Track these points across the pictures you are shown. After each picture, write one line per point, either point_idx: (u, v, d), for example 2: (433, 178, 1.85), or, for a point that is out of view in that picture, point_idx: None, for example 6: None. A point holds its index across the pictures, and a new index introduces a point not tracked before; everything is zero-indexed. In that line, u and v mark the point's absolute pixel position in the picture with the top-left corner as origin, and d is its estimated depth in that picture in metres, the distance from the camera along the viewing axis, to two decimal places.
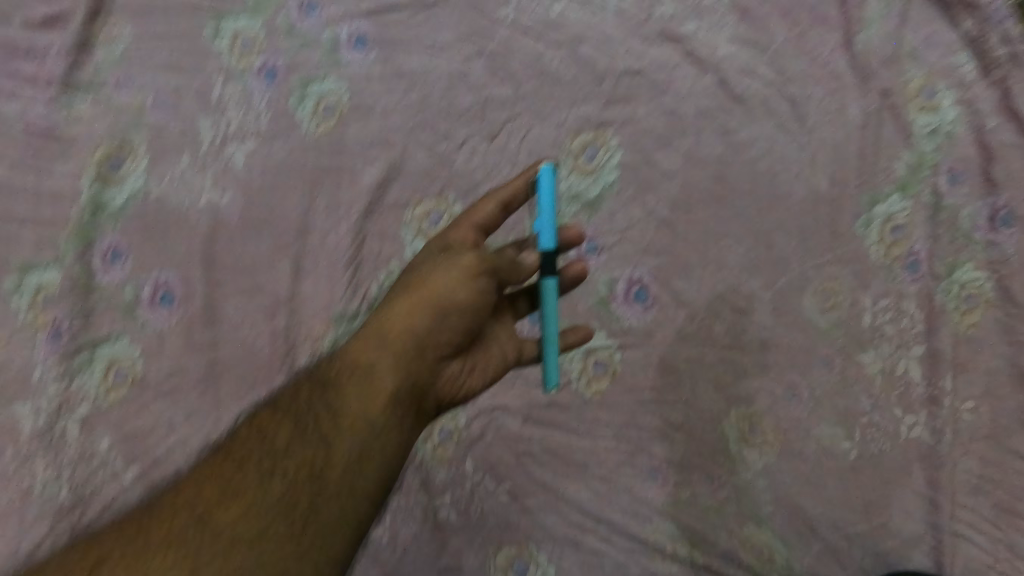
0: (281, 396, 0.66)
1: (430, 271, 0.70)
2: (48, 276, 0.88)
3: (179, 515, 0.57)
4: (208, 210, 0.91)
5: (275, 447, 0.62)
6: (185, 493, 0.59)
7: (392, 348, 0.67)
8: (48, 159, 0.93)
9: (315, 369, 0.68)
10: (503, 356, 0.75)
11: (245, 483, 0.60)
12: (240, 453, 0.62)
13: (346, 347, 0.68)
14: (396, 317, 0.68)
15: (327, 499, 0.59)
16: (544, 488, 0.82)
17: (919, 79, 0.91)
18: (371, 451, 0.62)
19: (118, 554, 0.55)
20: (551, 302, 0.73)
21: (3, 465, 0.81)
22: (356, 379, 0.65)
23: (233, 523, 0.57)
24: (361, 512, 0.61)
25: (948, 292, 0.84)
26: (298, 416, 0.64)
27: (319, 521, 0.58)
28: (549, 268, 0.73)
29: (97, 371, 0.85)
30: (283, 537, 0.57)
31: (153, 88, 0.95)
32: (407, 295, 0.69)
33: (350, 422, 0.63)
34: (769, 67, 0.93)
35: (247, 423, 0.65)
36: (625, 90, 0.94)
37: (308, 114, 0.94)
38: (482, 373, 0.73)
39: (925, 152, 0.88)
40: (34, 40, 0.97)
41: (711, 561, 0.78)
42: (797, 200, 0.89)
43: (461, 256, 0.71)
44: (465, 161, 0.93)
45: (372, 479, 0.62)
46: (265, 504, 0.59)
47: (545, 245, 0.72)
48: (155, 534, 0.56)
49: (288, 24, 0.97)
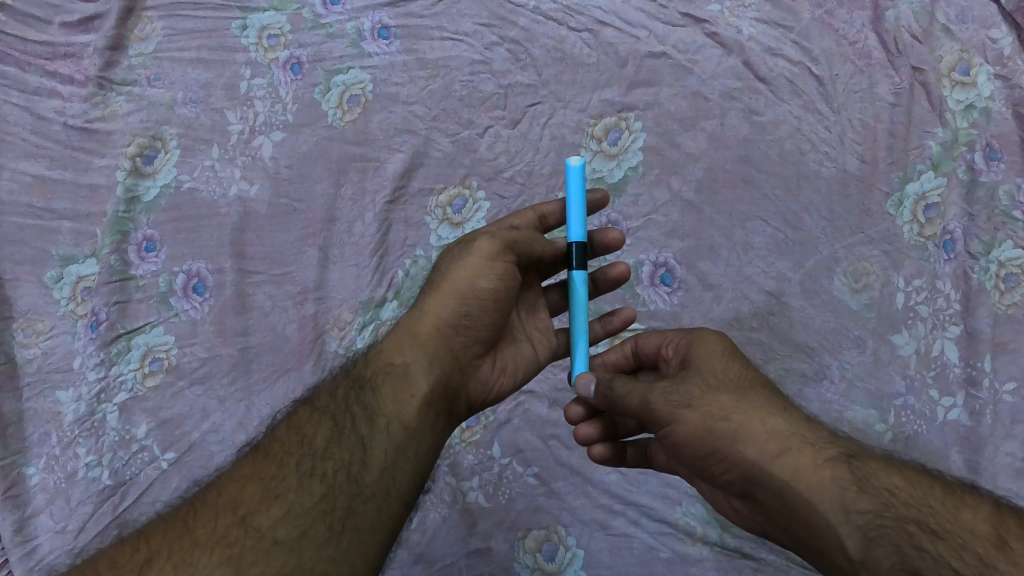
0: (318, 396, 0.67)
1: (450, 264, 0.72)
2: (88, 268, 0.91)
3: (222, 515, 0.56)
4: (238, 200, 0.93)
5: (314, 447, 0.62)
6: (228, 493, 0.58)
7: (423, 346, 0.70)
8: (86, 154, 0.96)
9: (352, 371, 0.69)
10: (532, 353, 0.77)
11: (284, 485, 0.58)
12: (280, 452, 0.61)
13: (380, 349, 0.70)
14: (427, 315, 0.71)
15: (365, 502, 0.59)
16: (571, 471, 0.83)
17: (953, 54, 0.89)
18: (406, 453, 0.64)
19: (166, 552, 0.53)
20: (580, 297, 0.72)
21: (48, 449, 0.84)
22: (390, 379, 0.67)
23: (274, 524, 0.56)
24: (397, 513, 0.61)
25: (986, 271, 0.82)
26: (336, 416, 0.64)
27: (359, 522, 0.58)
28: (576, 261, 0.72)
29: (134, 359, 0.87)
30: (323, 539, 0.56)
31: (184, 83, 0.98)
32: (433, 292, 0.72)
33: (386, 424, 0.64)
34: (794, 46, 0.92)
35: (284, 422, 0.65)
36: (648, 73, 0.93)
37: (334, 105, 0.96)
38: (510, 373, 0.76)
39: (960, 128, 0.87)
40: (72, 39, 1.00)
41: (743, 545, 0.77)
42: (826, 180, 0.88)
43: (474, 242, 0.72)
44: (488, 147, 0.93)
45: (407, 481, 0.63)
46: (306, 505, 0.57)
47: (574, 237, 0.72)
48: (197, 535, 0.54)
49: (313, 17, 0.99)
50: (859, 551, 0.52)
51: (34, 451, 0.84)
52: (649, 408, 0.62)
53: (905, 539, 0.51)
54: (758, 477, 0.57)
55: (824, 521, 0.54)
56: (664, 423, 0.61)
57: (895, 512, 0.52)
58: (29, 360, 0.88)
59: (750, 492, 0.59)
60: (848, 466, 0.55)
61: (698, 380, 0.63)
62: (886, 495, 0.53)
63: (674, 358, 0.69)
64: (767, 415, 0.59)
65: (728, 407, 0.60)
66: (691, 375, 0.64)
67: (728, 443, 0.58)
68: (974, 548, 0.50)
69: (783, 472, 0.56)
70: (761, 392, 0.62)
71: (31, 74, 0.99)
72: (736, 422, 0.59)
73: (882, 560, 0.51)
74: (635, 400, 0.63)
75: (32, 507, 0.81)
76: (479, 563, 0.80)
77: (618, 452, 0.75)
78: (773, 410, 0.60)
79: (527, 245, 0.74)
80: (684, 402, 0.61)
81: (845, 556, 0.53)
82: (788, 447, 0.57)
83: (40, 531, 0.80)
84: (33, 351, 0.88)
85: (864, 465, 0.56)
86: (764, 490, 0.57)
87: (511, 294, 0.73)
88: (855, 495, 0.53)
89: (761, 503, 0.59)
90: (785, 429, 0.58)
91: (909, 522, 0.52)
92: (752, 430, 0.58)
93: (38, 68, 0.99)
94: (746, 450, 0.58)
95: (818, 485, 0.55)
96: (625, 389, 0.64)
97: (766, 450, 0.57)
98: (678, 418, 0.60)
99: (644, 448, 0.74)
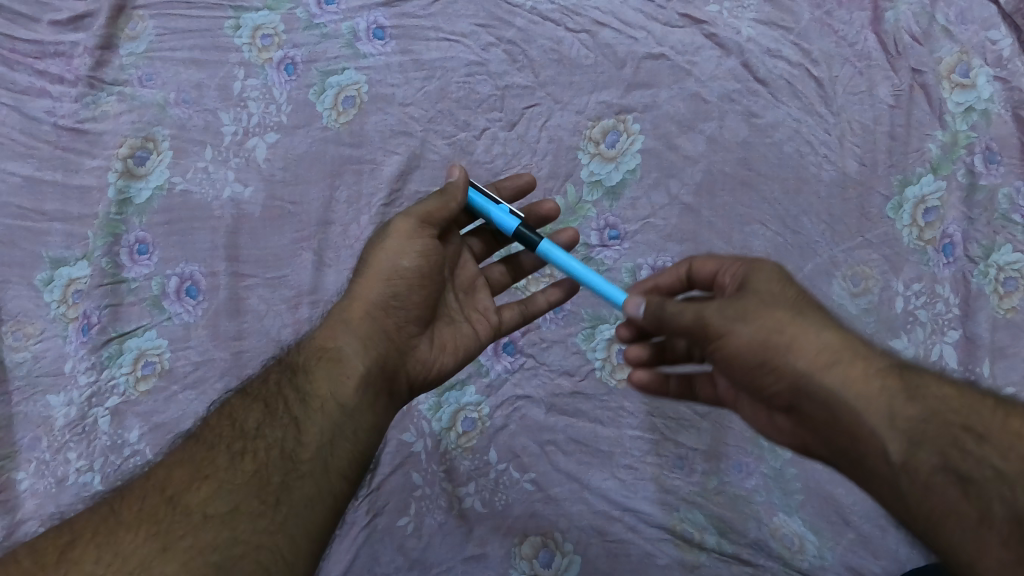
0: (250, 384, 0.66)
1: (375, 247, 0.72)
2: (79, 270, 0.90)
3: (150, 496, 0.56)
4: (231, 203, 0.92)
5: (246, 429, 0.61)
6: (156, 476, 0.58)
7: (356, 330, 0.68)
8: (77, 155, 0.94)
9: (285, 358, 0.68)
10: (472, 331, 0.76)
11: (214, 465, 0.58)
12: (211, 437, 0.61)
13: (314, 335, 0.69)
14: (358, 300, 0.70)
15: (300, 477, 0.58)
16: (569, 477, 0.82)
17: (953, 55, 0.89)
18: (344, 430, 0.62)
19: (91, 532, 0.54)
20: (558, 256, 0.72)
21: (39, 454, 0.83)
22: (323, 362, 0.66)
23: (204, 500, 0.56)
24: (338, 491, 0.60)
25: (985, 276, 0.82)
26: (268, 400, 0.63)
27: (294, 497, 0.57)
28: (530, 236, 0.73)
29: (126, 363, 0.86)
30: (255, 512, 0.55)
31: (176, 83, 0.97)
32: (362, 276, 0.71)
33: (321, 403, 0.63)
34: (793, 47, 0.91)
35: (217, 410, 0.64)
36: (646, 75, 0.92)
37: (329, 106, 0.95)
38: (451, 352, 0.74)
39: (960, 131, 0.86)
40: (62, 38, 0.99)
41: (741, 551, 0.77)
42: (825, 183, 0.87)
43: (393, 223, 0.72)
44: (485, 149, 0.92)
45: (347, 458, 0.61)
46: (237, 482, 0.57)
47: (511, 225, 0.73)
48: (123, 515, 0.55)
49: (307, 17, 0.98)
50: (902, 456, 0.54)
51: (24, 455, 0.83)
52: (702, 322, 0.61)
53: (949, 443, 0.53)
54: (806, 388, 0.57)
55: (870, 429, 0.55)
56: (714, 337, 0.60)
57: (942, 419, 0.54)
58: (18, 364, 0.87)
59: (795, 405, 0.59)
60: (900, 376, 0.56)
61: (755, 295, 0.60)
62: (937, 404, 0.55)
63: (730, 283, 0.65)
64: (823, 329, 0.58)
65: (785, 320, 0.58)
66: (748, 291, 0.61)
67: (779, 355, 0.58)
68: (1022, 451, 0.53)
69: (833, 383, 0.56)
70: (819, 307, 0.60)
71: (20, 73, 0.98)
72: (791, 335, 0.57)
73: (925, 463, 0.53)
74: (686, 317, 0.61)
75: (21, 513, 0.80)
76: (475, 569, 0.79)
77: (660, 381, 0.73)
78: (830, 323, 0.59)
79: (440, 204, 0.72)
80: (737, 315, 0.59)
81: (885, 462, 0.55)
82: (839, 359, 0.57)
83: (27, 538, 0.79)
84: (23, 355, 0.87)
85: (917, 375, 0.56)
86: (811, 401, 0.58)
87: (438, 269, 0.73)
88: (905, 403, 0.55)
89: (805, 415, 0.59)
90: (839, 341, 0.57)
91: (956, 427, 0.54)
92: (807, 342, 0.57)
93: (27, 67, 0.98)
94: (798, 361, 0.57)
95: (867, 394, 0.55)
96: (678, 307, 0.62)
97: (818, 361, 0.57)
98: (731, 331, 0.59)
99: (687, 377, 0.72)
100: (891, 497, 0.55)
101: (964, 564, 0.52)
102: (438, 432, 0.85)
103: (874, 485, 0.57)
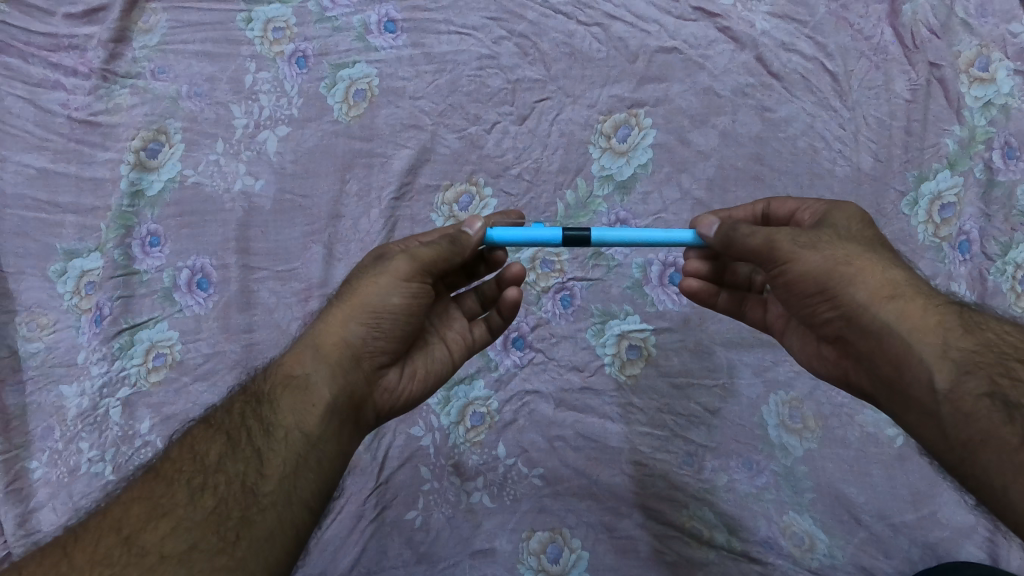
0: (214, 413, 0.64)
1: (361, 279, 0.69)
2: (92, 262, 0.91)
3: (105, 538, 0.54)
4: (243, 195, 0.92)
5: (206, 463, 0.59)
6: (112, 516, 0.56)
7: (327, 357, 0.65)
8: (90, 147, 0.95)
9: (249, 386, 0.65)
10: (447, 356, 0.75)
11: (173, 501, 0.56)
12: (170, 473, 0.58)
13: (280, 361, 0.66)
14: (332, 328, 0.67)
15: (262, 511, 0.56)
16: (578, 473, 0.82)
17: (972, 49, 0.87)
18: (308, 460, 0.60)
19: None
20: (621, 236, 0.70)
21: (52, 443, 0.84)
22: (289, 392, 0.63)
23: (161, 539, 0.54)
24: (300, 522, 0.58)
25: (1002, 273, 0.81)
26: (230, 431, 0.61)
27: (255, 531, 0.55)
28: (582, 236, 0.70)
29: (138, 354, 0.87)
30: (214, 550, 0.54)
31: (188, 76, 0.97)
32: (341, 305, 0.68)
33: (285, 433, 0.61)
34: (809, 40, 0.90)
35: (177, 442, 0.62)
36: (658, 68, 0.91)
37: (340, 98, 0.95)
38: (421, 379, 0.72)
39: (978, 126, 0.85)
40: (75, 31, 0.99)
41: (751, 549, 0.76)
42: (840, 179, 0.86)
43: (393, 261, 0.68)
44: (495, 143, 0.92)
45: (310, 488, 0.60)
46: (194, 519, 0.55)
47: (558, 238, 0.70)
48: (75, 560, 0.53)
49: (319, 9, 0.98)
50: (948, 382, 0.55)
51: (37, 445, 0.84)
52: (773, 247, 0.62)
53: (998, 372, 0.54)
54: (861, 318, 0.59)
55: (917, 357, 0.56)
56: (781, 261, 0.62)
57: (994, 350, 0.56)
58: (31, 354, 0.88)
59: (845, 334, 0.62)
60: (959, 313, 0.58)
61: (830, 232, 0.63)
62: (988, 337, 0.57)
63: (809, 221, 0.69)
64: (887, 266, 0.60)
65: (852, 253, 0.61)
66: (824, 227, 0.64)
67: (841, 284, 0.60)
68: None
69: (887, 314, 0.58)
70: (888, 251, 0.63)
71: (34, 65, 0.98)
72: (857, 267, 0.60)
73: (971, 389, 0.54)
74: (757, 240, 0.63)
75: (34, 501, 0.81)
76: (482, 564, 0.79)
77: (713, 294, 0.76)
78: (895, 264, 0.61)
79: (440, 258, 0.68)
80: (808, 243, 0.62)
81: (931, 389, 0.56)
82: (900, 293, 0.58)
83: (41, 526, 0.79)
84: (36, 345, 0.88)
85: (975, 315, 0.58)
86: (860, 331, 0.60)
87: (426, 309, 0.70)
88: (959, 336, 0.56)
89: (851, 347, 0.62)
90: (902, 280, 0.60)
91: (1008, 359, 0.55)
92: (870, 274, 0.60)
93: (42, 60, 0.99)
94: (857, 291, 0.59)
95: (922, 325, 0.57)
96: (750, 230, 0.64)
97: (877, 293, 0.59)
98: (798, 257, 0.61)
99: (740, 301, 0.76)
100: (930, 427, 0.57)
101: (999, 491, 0.52)
102: (447, 426, 0.84)
103: (913, 415, 0.58)
